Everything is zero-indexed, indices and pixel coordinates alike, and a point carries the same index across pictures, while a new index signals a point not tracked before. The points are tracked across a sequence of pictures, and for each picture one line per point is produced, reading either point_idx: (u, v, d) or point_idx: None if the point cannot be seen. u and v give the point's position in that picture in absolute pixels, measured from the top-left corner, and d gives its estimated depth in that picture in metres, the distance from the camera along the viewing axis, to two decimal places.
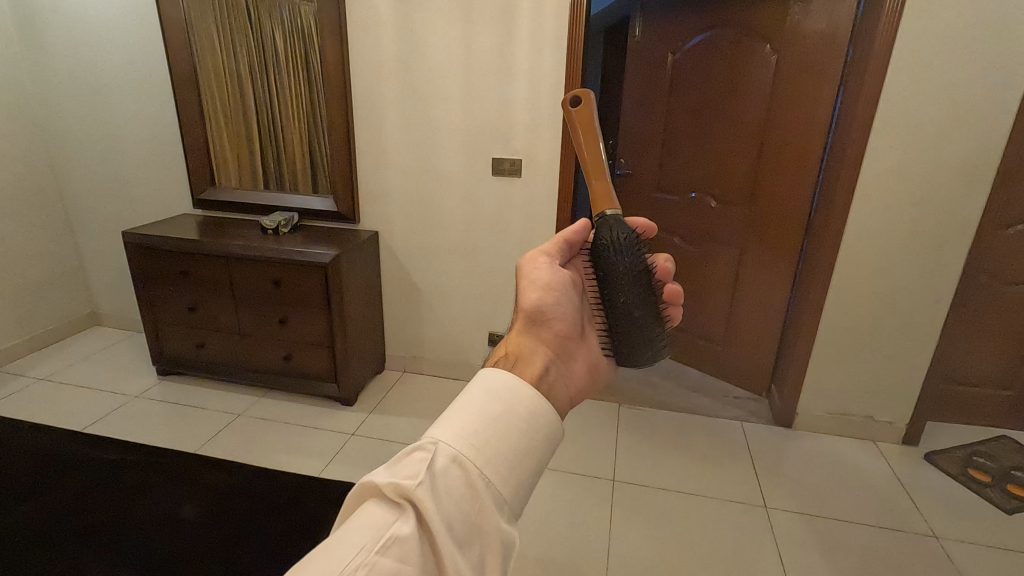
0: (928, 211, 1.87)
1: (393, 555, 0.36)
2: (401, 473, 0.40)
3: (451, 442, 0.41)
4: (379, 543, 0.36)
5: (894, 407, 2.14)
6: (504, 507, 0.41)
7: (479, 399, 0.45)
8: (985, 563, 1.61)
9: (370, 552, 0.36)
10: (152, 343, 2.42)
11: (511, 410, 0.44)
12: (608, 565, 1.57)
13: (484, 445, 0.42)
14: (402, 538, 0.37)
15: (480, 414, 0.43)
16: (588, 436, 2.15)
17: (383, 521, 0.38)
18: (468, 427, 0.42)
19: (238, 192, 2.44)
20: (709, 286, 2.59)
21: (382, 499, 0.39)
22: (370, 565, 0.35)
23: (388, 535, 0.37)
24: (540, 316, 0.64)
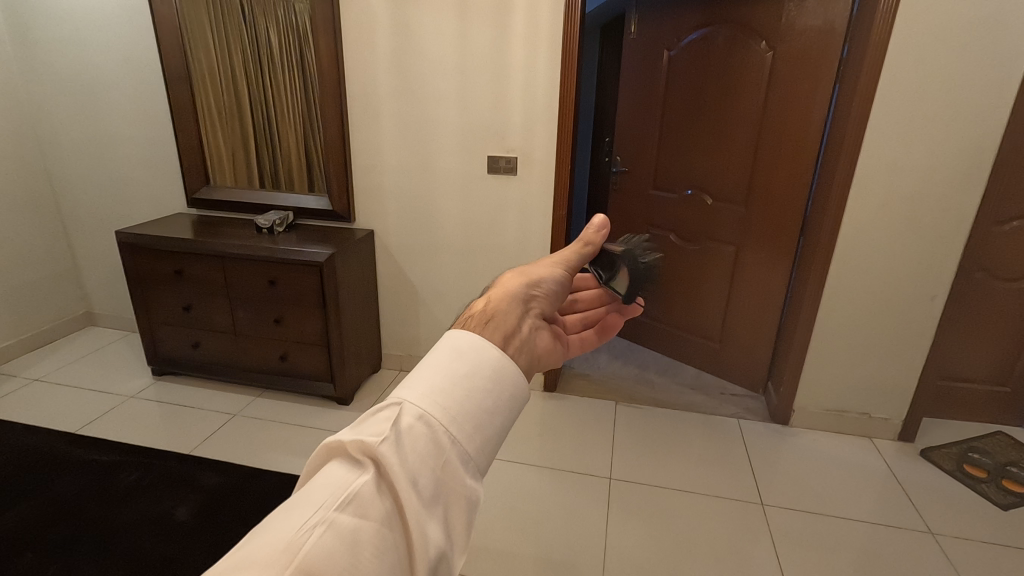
0: (923, 208, 1.87)
1: (352, 511, 0.35)
2: (365, 432, 0.39)
3: (415, 401, 0.40)
4: (337, 501, 0.36)
5: (891, 403, 2.13)
6: (469, 464, 0.39)
7: (446, 357, 0.43)
8: (981, 560, 1.61)
9: (330, 509, 0.35)
10: (147, 343, 2.41)
11: (478, 368, 0.42)
12: (605, 563, 1.56)
13: (450, 403, 0.40)
14: (362, 496, 0.36)
15: (446, 373, 0.41)
16: (586, 434, 2.15)
17: (345, 479, 0.37)
18: (434, 384, 0.41)
19: (235, 191, 2.43)
20: (706, 283, 2.59)
21: (349, 459, 0.39)
22: (328, 523, 0.34)
23: (348, 492, 0.36)
24: (535, 282, 0.53)
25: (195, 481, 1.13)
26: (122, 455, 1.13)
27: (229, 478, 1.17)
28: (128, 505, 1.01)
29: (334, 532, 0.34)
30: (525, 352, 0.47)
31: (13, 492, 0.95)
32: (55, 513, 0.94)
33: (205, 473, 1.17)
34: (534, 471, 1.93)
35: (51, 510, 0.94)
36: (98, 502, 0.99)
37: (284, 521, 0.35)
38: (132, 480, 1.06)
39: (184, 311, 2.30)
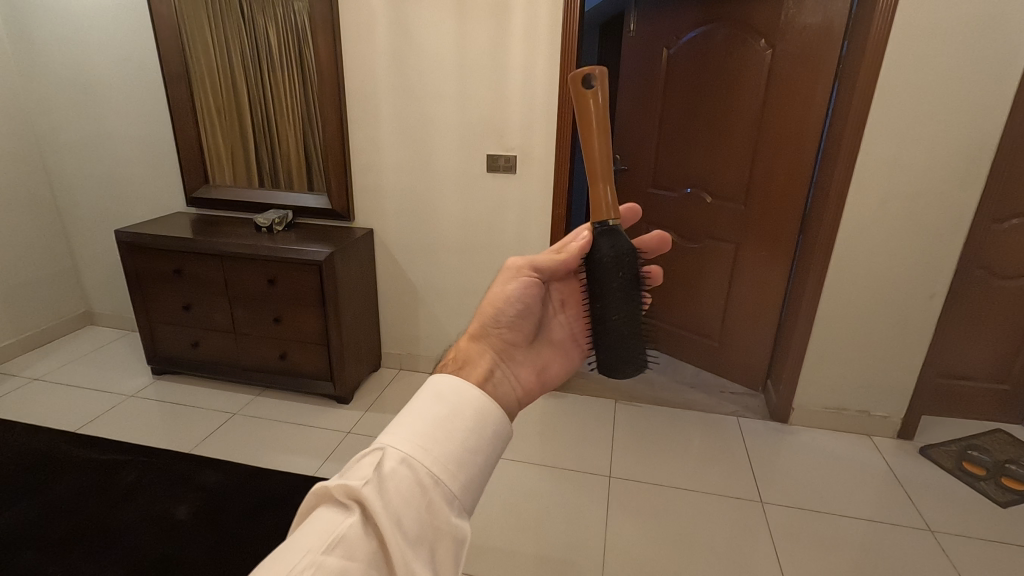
0: (921, 206, 1.87)
1: (340, 553, 0.37)
2: (351, 477, 0.41)
3: (400, 445, 0.42)
4: (325, 544, 0.37)
5: (890, 401, 2.14)
6: (453, 504, 0.41)
7: (427, 403, 0.46)
8: (980, 557, 1.62)
9: (320, 551, 0.37)
10: (146, 342, 2.41)
11: (458, 412, 0.45)
12: (605, 561, 1.57)
13: (432, 446, 0.43)
14: (348, 538, 0.38)
15: (427, 417, 0.44)
16: (585, 433, 2.15)
17: (333, 523, 0.39)
18: (416, 429, 0.43)
19: (234, 190, 2.43)
20: (705, 281, 2.59)
21: (336, 504, 0.40)
22: (316, 565, 0.36)
23: (336, 536, 0.38)
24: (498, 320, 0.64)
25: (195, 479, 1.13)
26: (121, 455, 1.13)
27: (230, 478, 1.17)
28: (129, 503, 1.01)
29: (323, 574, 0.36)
30: (501, 386, 0.56)
31: (15, 490, 0.96)
32: (56, 511, 0.94)
33: (205, 472, 1.17)
34: (534, 469, 1.93)
35: (53, 508, 0.94)
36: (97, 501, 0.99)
37: (275, 566, 0.37)
38: (133, 479, 1.07)
39: (184, 310, 2.31)
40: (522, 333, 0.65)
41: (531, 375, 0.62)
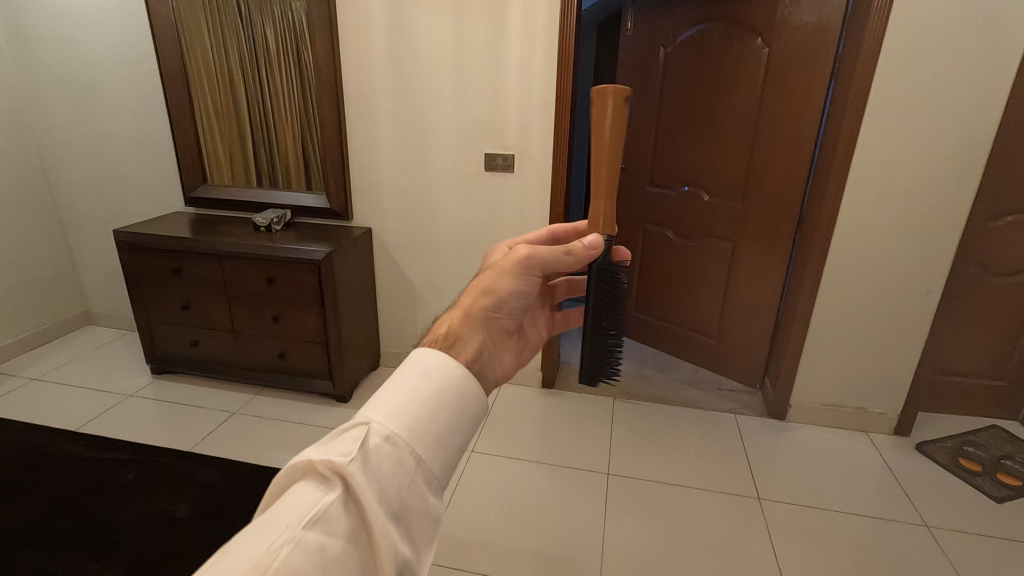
0: (917, 203, 1.88)
1: (323, 525, 0.36)
2: (333, 451, 0.39)
3: (385, 421, 0.41)
4: (306, 519, 0.36)
5: (887, 398, 2.15)
6: (431, 483, 0.41)
7: (413, 378, 0.44)
8: (975, 552, 1.63)
9: (304, 522, 0.36)
10: (145, 342, 2.41)
11: (444, 390, 0.44)
12: (604, 558, 1.57)
13: (418, 424, 0.41)
14: (330, 514, 0.37)
15: (413, 394, 0.43)
16: (584, 430, 2.16)
17: (312, 498, 0.37)
18: (402, 405, 0.42)
19: (232, 190, 2.44)
20: (703, 279, 2.60)
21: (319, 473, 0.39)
22: (297, 541, 0.35)
23: (317, 511, 0.36)
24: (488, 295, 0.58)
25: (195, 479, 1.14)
26: (122, 454, 1.14)
27: (229, 477, 1.18)
28: (129, 503, 1.02)
29: (304, 549, 0.35)
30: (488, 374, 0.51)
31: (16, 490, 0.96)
32: (56, 511, 0.95)
33: (205, 470, 1.18)
34: (532, 466, 1.94)
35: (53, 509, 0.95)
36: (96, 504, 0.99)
37: (256, 533, 0.35)
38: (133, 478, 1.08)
39: (182, 310, 2.31)
40: (515, 323, 0.60)
41: (511, 368, 0.59)
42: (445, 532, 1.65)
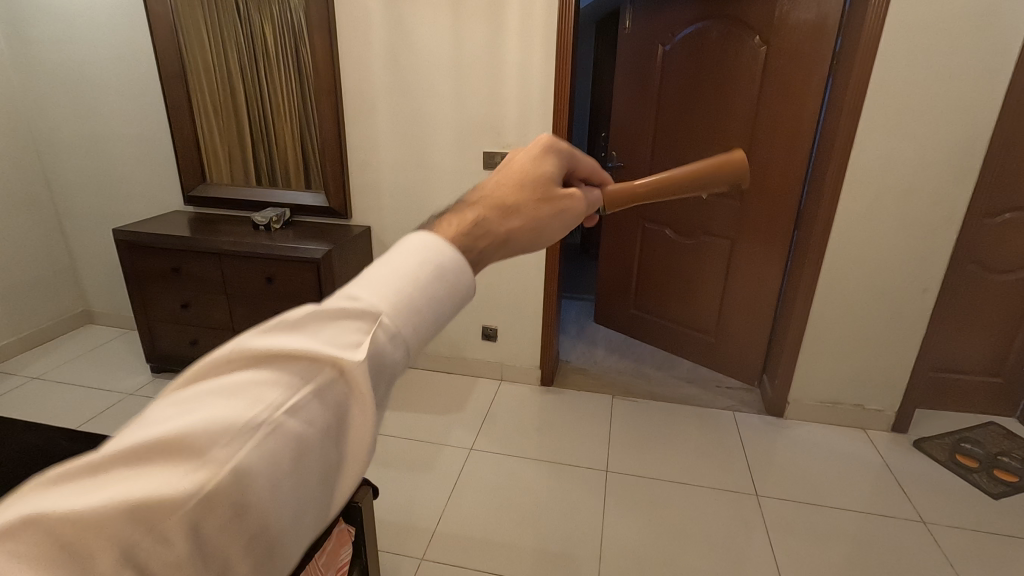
0: (914, 201, 1.89)
1: (302, 416, 0.29)
2: (331, 333, 0.32)
3: (399, 313, 0.34)
4: (286, 402, 0.29)
5: (884, 394, 2.16)
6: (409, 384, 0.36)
7: (438, 269, 0.37)
8: (971, 547, 1.64)
9: (283, 406, 0.29)
10: (144, 340, 2.41)
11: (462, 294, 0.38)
12: (601, 554, 1.58)
13: (428, 324, 0.36)
14: (318, 403, 0.30)
15: (435, 287, 0.36)
16: (582, 427, 2.17)
17: (295, 379, 0.30)
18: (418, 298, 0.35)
19: (231, 188, 2.44)
20: (701, 276, 2.60)
21: (303, 348, 0.31)
22: (273, 428, 0.28)
23: (301, 396, 0.30)
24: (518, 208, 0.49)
25: None
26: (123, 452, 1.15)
27: None
28: None
29: (281, 439, 0.28)
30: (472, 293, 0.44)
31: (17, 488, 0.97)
32: None
33: None
34: (531, 464, 1.95)
35: None
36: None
37: (217, 405, 0.28)
38: None
39: (182, 308, 2.31)
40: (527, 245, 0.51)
41: None
42: (444, 529, 1.66)
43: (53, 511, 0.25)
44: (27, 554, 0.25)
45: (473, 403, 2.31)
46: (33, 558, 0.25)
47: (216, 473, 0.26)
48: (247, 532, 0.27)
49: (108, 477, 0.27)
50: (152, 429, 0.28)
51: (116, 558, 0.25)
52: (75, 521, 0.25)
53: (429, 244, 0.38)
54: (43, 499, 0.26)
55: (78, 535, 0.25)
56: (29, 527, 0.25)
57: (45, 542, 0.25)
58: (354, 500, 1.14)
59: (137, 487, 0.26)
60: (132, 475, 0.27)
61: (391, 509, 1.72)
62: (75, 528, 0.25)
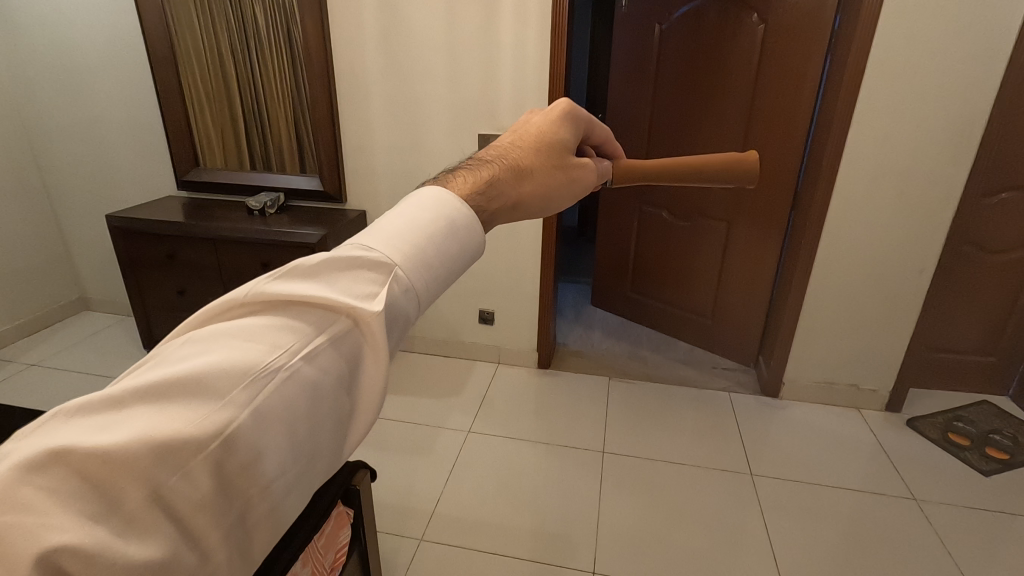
0: (911, 182, 1.88)
1: (317, 361, 0.35)
2: (348, 287, 0.38)
3: (408, 271, 0.40)
4: (306, 348, 0.35)
5: (878, 375, 2.17)
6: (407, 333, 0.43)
7: (440, 235, 0.43)
8: (961, 524, 1.67)
9: (292, 357, 0.34)
10: (142, 326, 2.41)
11: (456, 258, 0.44)
12: (598, 535, 1.60)
13: (430, 281, 0.42)
14: (332, 349, 0.36)
15: (438, 251, 0.43)
16: (579, 409, 2.19)
17: (313, 328, 0.36)
18: (425, 259, 0.42)
19: (225, 173, 2.42)
20: (697, 259, 2.60)
21: (303, 308, 0.37)
22: (294, 370, 0.34)
23: (319, 343, 0.36)
24: (522, 170, 0.54)
25: None
26: None
27: None
28: None
29: (301, 379, 0.34)
30: None
31: None
32: None
33: None
34: (529, 446, 1.97)
35: None
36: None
37: (231, 354, 0.33)
38: None
39: (178, 294, 2.30)
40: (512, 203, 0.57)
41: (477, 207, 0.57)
42: (443, 511, 1.68)
43: (78, 447, 0.28)
44: (56, 486, 0.27)
45: (470, 387, 2.32)
46: (63, 490, 0.27)
47: (242, 415, 0.32)
48: (264, 465, 0.32)
49: (137, 410, 0.30)
50: (170, 373, 0.31)
51: (144, 497, 0.28)
52: (104, 455, 0.28)
53: (444, 198, 0.45)
54: (62, 435, 0.28)
55: (108, 471, 0.28)
56: (55, 462, 0.27)
57: (72, 474, 0.28)
58: (352, 483, 1.15)
59: (170, 424, 0.30)
60: (158, 413, 0.30)
61: (390, 492, 1.74)
62: (103, 462, 0.28)
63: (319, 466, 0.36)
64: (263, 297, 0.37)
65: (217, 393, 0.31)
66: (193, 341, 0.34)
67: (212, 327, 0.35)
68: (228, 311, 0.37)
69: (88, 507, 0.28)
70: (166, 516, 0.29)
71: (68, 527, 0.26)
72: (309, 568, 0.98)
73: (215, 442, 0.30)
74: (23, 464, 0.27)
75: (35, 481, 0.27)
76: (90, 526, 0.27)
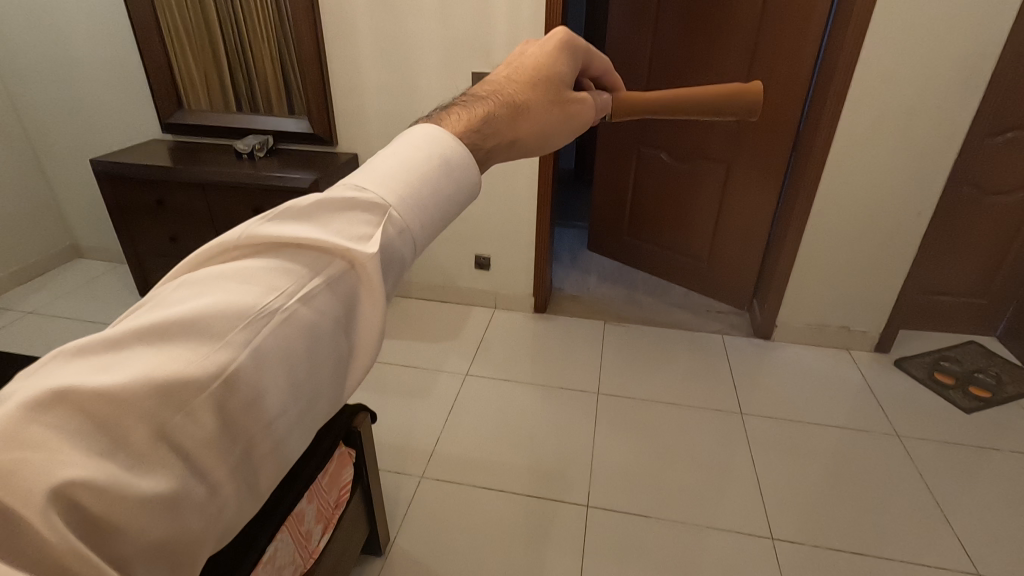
0: (916, 121, 1.84)
1: (313, 302, 0.35)
2: (342, 227, 0.37)
3: (402, 211, 0.39)
4: (302, 289, 0.35)
5: (870, 317, 2.20)
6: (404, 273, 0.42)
7: (434, 173, 0.42)
8: (940, 457, 1.74)
9: (288, 299, 0.34)
10: (136, 274, 2.39)
11: (450, 198, 0.43)
12: (592, 472, 1.66)
13: (424, 220, 0.41)
14: (328, 290, 0.36)
15: (432, 190, 0.42)
16: (575, 352, 2.22)
17: (308, 268, 0.36)
18: (418, 197, 0.41)
19: (210, 115, 2.33)
20: (695, 202, 2.57)
21: (298, 249, 0.36)
22: (290, 311, 0.34)
23: (314, 285, 0.35)
24: (519, 107, 0.52)
25: None
26: None
27: None
28: None
29: (298, 320, 0.34)
30: None
31: None
32: None
33: None
34: (525, 388, 2.01)
35: None
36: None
37: (225, 296, 0.32)
38: None
39: (171, 241, 2.28)
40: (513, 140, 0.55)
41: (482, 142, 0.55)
42: (442, 451, 1.73)
43: (80, 387, 0.28)
44: (61, 425, 0.27)
45: (468, 332, 2.34)
46: (68, 427, 0.27)
47: (242, 355, 0.31)
48: (266, 403, 0.32)
49: (135, 351, 0.30)
50: (166, 315, 0.31)
51: (149, 432, 0.29)
52: (105, 396, 0.28)
53: (438, 134, 0.44)
54: (63, 375, 0.28)
55: (111, 409, 0.28)
56: (57, 402, 0.27)
57: (76, 413, 0.28)
58: (353, 424, 1.18)
59: (169, 364, 0.30)
60: (157, 353, 0.30)
61: (391, 433, 1.79)
62: (105, 403, 0.28)
63: (320, 406, 0.36)
64: (256, 240, 0.36)
65: (215, 334, 0.31)
66: (187, 284, 0.34)
67: (206, 269, 0.35)
68: (222, 254, 0.36)
69: (96, 445, 0.28)
70: (173, 452, 0.30)
71: (78, 462, 0.27)
72: (316, 507, 1.06)
73: (216, 382, 0.30)
74: (25, 403, 0.27)
75: (40, 420, 0.27)
76: (99, 460, 0.27)
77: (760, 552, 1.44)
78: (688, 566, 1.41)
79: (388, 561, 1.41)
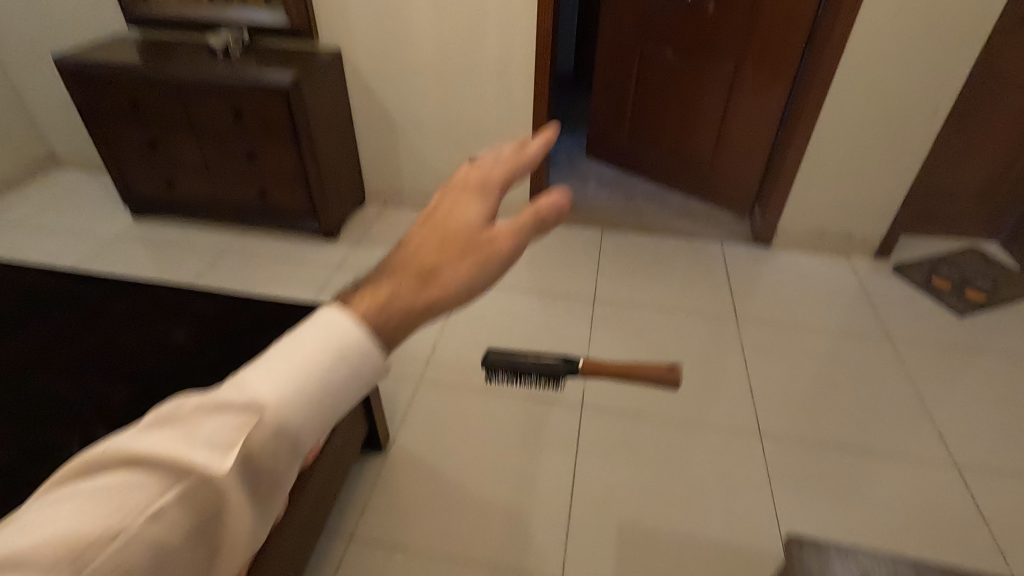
0: (943, 8, 1.70)
1: (275, 413, 0.38)
2: (296, 350, 0.40)
3: (352, 341, 0.41)
4: (255, 402, 0.38)
5: (872, 222, 2.16)
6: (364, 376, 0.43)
7: (378, 315, 0.42)
8: (928, 358, 1.77)
9: (252, 412, 0.38)
10: (118, 183, 2.30)
11: (403, 321, 0.43)
12: (587, 374, 1.70)
13: (365, 352, 0.41)
14: (281, 420, 0.38)
15: (374, 329, 0.42)
16: (571, 259, 2.20)
17: (258, 404, 0.38)
18: (355, 350, 0.41)
19: (178, 7, 2.14)
20: (699, 104, 2.43)
21: (254, 396, 0.38)
22: (249, 431, 0.38)
23: (269, 419, 0.38)
24: (468, 198, 0.48)
25: (186, 310, 1.16)
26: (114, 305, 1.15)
27: (223, 304, 1.18)
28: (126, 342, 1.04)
29: (260, 441, 0.38)
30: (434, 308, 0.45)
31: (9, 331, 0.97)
32: None
33: (198, 300, 1.19)
34: (521, 295, 2.01)
35: None
36: (97, 334, 1.10)
37: (197, 432, 0.37)
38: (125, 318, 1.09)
39: (150, 148, 2.17)
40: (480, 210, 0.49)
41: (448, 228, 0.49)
42: (439, 355, 1.75)
43: (97, 474, 0.35)
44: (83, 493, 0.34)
45: None
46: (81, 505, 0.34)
47: (220, 461, 0.36)
48: (249, 479, 0.39)
49: (125, 458, 0.35)
50: (155, 439, 0.36)
51: (174, 500, 0.35)
52: (117, 476, 0.35)
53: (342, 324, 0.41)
54: (87, 467, 0.35)
55: (120, 483, 0.34)
56: (80, 483, 0.35)
57: (87, 494, 0.34)
58: None
59: (161, 457, 0.35)
60: (146, 453, 0.35)
61: None
62: (110, 485, 0.34)
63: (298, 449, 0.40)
64: (218, 393, 0.39)
65: (198, 444, 0.36)
66: (163, 419, 0.37)
67: (179, 408, 0.38)
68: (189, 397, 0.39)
69: (101, 513, 0.33)
70: (183, 513, 0.36)
71: (93, 537, 0.33)
72: None
73: (197, 479, 0.36)
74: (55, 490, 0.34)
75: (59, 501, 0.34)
76: (97, 518, 0.33)
77: (748, 447, 1.50)
78: (678, 460, 1.47)
79: (390, 458, 1.46)
